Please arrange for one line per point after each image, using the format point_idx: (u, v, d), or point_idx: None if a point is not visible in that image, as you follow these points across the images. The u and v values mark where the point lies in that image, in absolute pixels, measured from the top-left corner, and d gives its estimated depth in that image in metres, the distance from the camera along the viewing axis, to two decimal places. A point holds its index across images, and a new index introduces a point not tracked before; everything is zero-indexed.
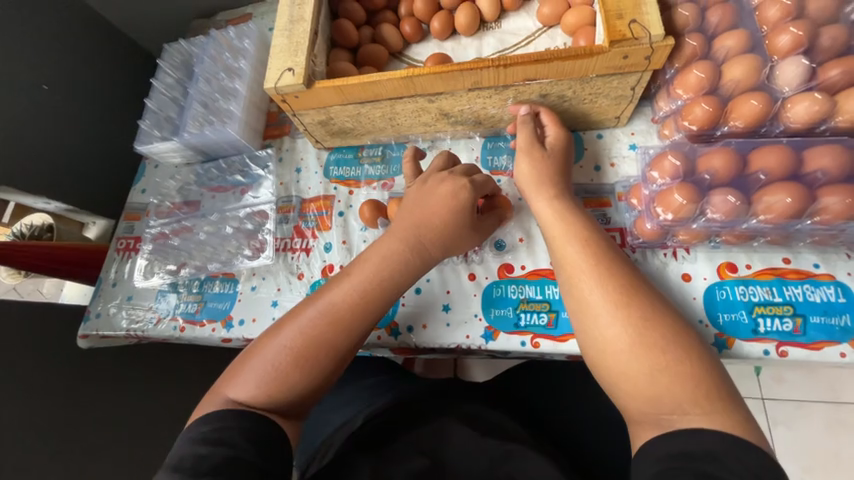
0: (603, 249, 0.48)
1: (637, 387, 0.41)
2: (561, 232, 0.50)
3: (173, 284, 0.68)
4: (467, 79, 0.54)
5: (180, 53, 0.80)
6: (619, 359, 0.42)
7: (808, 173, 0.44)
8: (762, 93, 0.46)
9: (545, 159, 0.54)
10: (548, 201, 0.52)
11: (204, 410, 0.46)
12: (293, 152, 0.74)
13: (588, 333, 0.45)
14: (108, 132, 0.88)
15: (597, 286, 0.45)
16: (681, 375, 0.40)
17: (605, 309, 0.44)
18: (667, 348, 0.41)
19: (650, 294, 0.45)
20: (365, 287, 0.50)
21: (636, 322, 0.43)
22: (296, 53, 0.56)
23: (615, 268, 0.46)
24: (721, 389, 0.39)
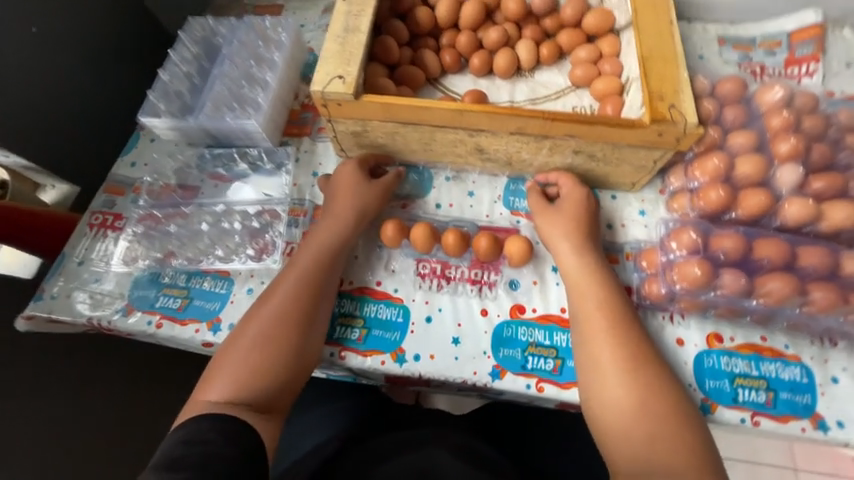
0: (620, 313, 0.52)
1: (632, 449, 0.45)
2: (585, 293, 0.54)
3: (155, 274, 0.61)
4: (513, 123, 0.56)
5: (205, 30, 0.76)
6: (618, 417, 0.47)
7: (802, 266, 0.50)
8: (767, 189, 0.53)
9: (572, 216, 0.58)
10: (573, 254, 0.56)
11: (184, 418, 0.48)
12: (312, 155, 0.71)
13: (598, 393, 0.49)
14: (99, 94, 0.79)
15: (610, 347, 0.50)
16: (670, 443, 0.45)
17: (614, 371, 0.49)
18: (659, 416, 0.46)
19: (654, 364, 0.50)
20: (302, 279, 0.55)
21: (640, 388, 0.48)
22: (348, 62, 0.55)
23: (628, 335, 0.51)
24: (701, 457, 0.45)
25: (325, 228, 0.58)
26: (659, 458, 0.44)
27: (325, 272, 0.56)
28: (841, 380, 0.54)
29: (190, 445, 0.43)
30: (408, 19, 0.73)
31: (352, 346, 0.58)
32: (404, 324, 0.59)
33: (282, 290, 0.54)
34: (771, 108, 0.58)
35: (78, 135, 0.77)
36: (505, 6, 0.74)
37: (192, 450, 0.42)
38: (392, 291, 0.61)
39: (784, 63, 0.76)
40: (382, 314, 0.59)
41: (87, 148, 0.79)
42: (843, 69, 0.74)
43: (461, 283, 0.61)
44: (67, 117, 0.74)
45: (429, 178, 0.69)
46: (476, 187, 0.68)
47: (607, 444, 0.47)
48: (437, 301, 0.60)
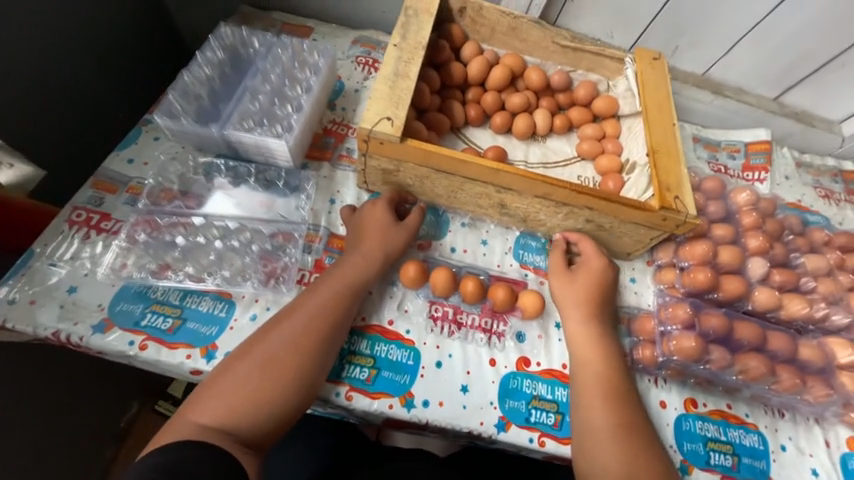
0: (619, 381, 0.56)
1: None
2: (587, 360, 0.57)
3: (144, 288, 0.55)
4: (541, 189, 0.61)
5: (235, 38, 0.74)
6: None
7: (771, 348, 0.58)
8: (741, 277, 0.62)
9: (587, 285, 0.62)
10: (581, 321, 0.60)
11: (165, 439, 0.43)
12: (331, 182, 0.70)
13: (587, 454, 0.51)
14: (95, 76, 0.72)
15: (606, 411, 0.53)
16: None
17: (610, 434, 0.51)
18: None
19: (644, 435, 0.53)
20: (320, 311, 0.53)
21: (631, 457, 0.50)
22: (397, 105, 0.58)
23: (627, 403, 0.54)
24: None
25: (349, 266, 0.57)
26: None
27: (346, 305, 0.55)
28: (788, 447, 0.60)
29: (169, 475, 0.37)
30: (442, 70, 0.78)
31: (359, 387, 0.55)
32: (414, 368, 0.58)
33: (297, 316, 0.52)
34: (743, 208, 0.69)
35: (62, 117, 0.69)
36: (528, 76, 0.81)
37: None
38: (404, 332, 0.60)
39: (741, 168, 0.91)
40: (393, 356, 0.58)
41: (68, 132, 0.70)
42: (783, 181, 0.91)
43: (472, 330, 0.62)
44: (54, 95, 0.66)
45: (447, 220, 0.70)
46: (489, 236, 0.71)
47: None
48: (448, 347, 0.60)
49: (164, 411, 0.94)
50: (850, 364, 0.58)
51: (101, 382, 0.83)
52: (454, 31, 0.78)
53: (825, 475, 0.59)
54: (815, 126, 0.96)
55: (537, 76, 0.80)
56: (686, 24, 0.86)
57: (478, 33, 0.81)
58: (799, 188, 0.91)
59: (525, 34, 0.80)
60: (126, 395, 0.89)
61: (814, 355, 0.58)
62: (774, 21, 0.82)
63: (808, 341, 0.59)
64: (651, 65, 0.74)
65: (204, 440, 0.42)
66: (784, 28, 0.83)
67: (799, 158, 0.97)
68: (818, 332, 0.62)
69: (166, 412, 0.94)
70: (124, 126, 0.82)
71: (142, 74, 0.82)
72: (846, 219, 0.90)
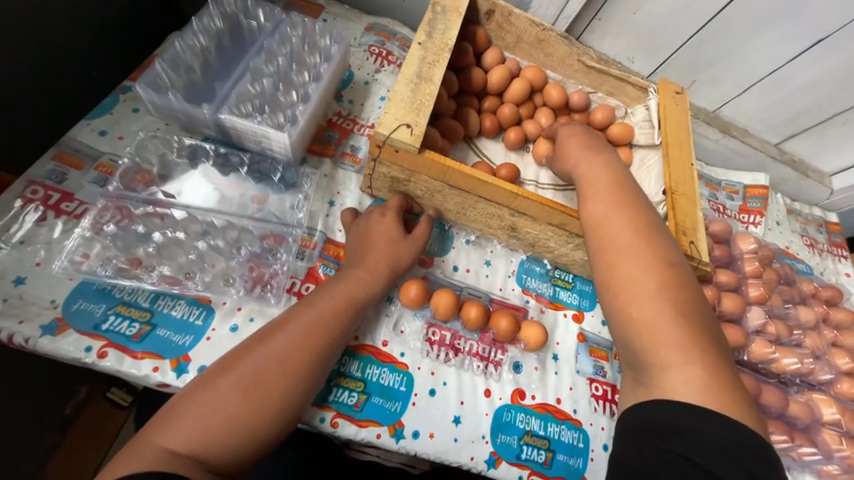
0: (637, 201, 0.50)
1: (650, 333, 0.40)
2: (597, 184, 0.52)
3: (109, 286, 0.48)
4: (557, 218, 0.58)
5: (237, 6, 0.65)
6: (631, 294, 0.42)
7: (764, 404, 0.58)
8: (738, 326, 0.62)
9: (584, 131, 0.61)
10: (596, 154, 0.57)
11: (122, 469, 0.36)
12: (332, 181, 0.64)
13: (611, 267, 0.45)
14: (85, 30, 0.63)
15: (631, 233, 0.46)
16: (677, 316, 0.40)
17: (631, 253, 0.44)
18: (661, 290, 0.41)
19: (669, 247, 0.46)
20: (312, 332, 0.47)
21: (656, 253, 0.44)
22: (418, 111, 0.53)
23: (648, 217, 0.48)
24: (709, 344, 0.39)
25: (347, 282, 0.52)
26: (659, 349, 0.39)
27: (350, 323, 0.50)
28: None
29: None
30: (462, 74, 0.73)
31: (346, 413, 0.51)
32: (406, 394, 0.54)
33: (286, 335, 0.46)
34: (746, 255, 0.69)
35: (35, 70, 0.59)
36: (547, 93, 0.77)
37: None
38: (398, 355, 0.56)
39: (738, 209, 0.92)
40: (385, 380, 0.54)
41: (40, 89, 0.60)
42: (776, 226, 0.93)
43: (468, 357, 0.59)
44: (32, 50, 0.57)
45: (451, 236, 0.66)
46: (493, 257, 0.67)
47: (636, 335, 0.41)
48: (443, 374, 0.57)
49: (117, 400, 0.79)
50: (831, 422, 0.59)
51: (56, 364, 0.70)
52: (478, 34, 0.74)
53: None
54: (809, 177, 0.99)
55: (555, 94, 0.76)
56: (707, 62, 0.85)
57: (503, 39, 0.77)
58: (788, 234, 0.94)
59: (551, 48, 0.76)
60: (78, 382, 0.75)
61: (801, 411, 0.59)
62: (788, 71, 0.83)
63: (796, 397, 0.60)
64: (673, 99, 0.73)
65: (169, 471, 0.37)
66: (799, 79, 0.84)
67: (790, 205, 0.99)
68: (803, 386, 0.64)
69: (119, 401, 0.79)
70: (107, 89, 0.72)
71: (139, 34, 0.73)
72: (827, 269, 0.93)
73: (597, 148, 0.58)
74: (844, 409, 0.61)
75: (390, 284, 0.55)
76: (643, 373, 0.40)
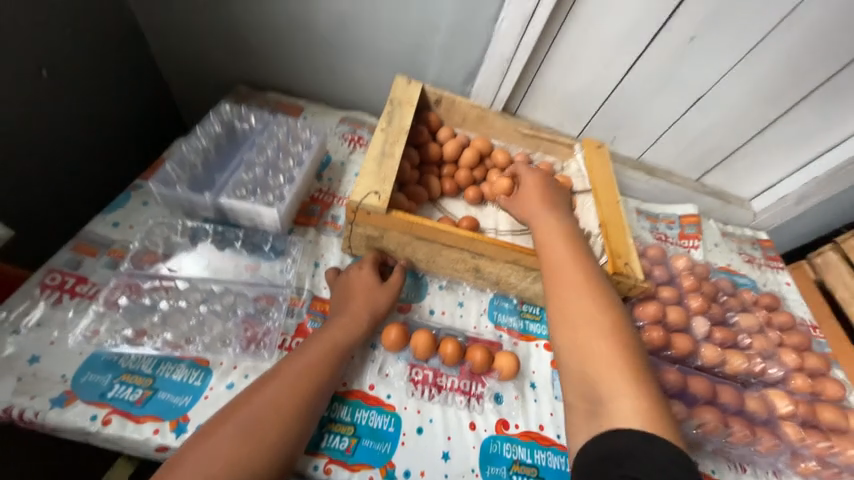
0: (581, 258, 0.62)
1: (600, 369, 0.48)
2: (551, 242, 0.65)
3: (116, 356, 0.53)
4: (510, 255, 0.68)
5: (233, 115, 0.81)
6: (582, 338, 0.51)
7: (722, 402, 0.64)
8: (687, 334, 0.71)
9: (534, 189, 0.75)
10: (544, 214, 0.70)
11: None
12: (316, 246, 0.73)
13: (566, 316, 0.54)
14: (75, 133, 0.76)
15: (575, 287, 0.57)
16: (619, 354, 0.49)
17: (580, 302, 0.55)
18: (604, 333, 0.51)
19: (608, 295, 0.56)
20: (302, 380, 0.52)
21: (599, 303, 0.55)
22: (383, 181, 0.65)
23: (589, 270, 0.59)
24: (648, 381, 0.47)
25: (333, 328, 0.59)
26: (607, 383, 0.47)
27: (337, 368, 0.56)
28: None
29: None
30: (421, 150, 0.89)
31: (339, 458, 0.54)
32: (395, 435, 0.58)
33: (278, 382, 0.51)
34: (682, 272, 0.80)
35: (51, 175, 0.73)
36: (495, 157, 0.93)
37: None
38: (385, 397, 0.61)
39: (679, 236, 1.05)
40: (373, 423, 0.58)
41: (55, 190, 0.74)
42: (714, 247, 1.06)
43: (451, 392, 0.64)
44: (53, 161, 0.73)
45: (425, 284, 0.75)
46: (465, 298, 0.75)
47: (588, 372, 0.49)
48: (428, 411, 0.61)
49: None
50: (789, 415, 0.65)
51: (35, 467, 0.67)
52: (431, 117, 0.91)
53: None
54: (732, 203, 1.15)
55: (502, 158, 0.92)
56: (621, 121, 1.05)
57: (453, 119, 0.94)
58: (727, 253, 1.06)
59: (491, 123, 0.94)
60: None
61: (759, 406, 0.65)
62: (685, 122, 1.03)
63: (751, 394, 0.66)
64: (596, 153, 0.89)
65: None
66: (696, 127, 1.04)
67: (724, 229, 1.13)
68: (759, 384, 0.70)
69: None
70: (96, 181, 0.84)
71: (123, 131, 0.88)
72: (769, 281, 1.03)
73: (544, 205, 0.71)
74: (798, 401, 0.67)
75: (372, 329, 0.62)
76: (595, 401, 0.46)
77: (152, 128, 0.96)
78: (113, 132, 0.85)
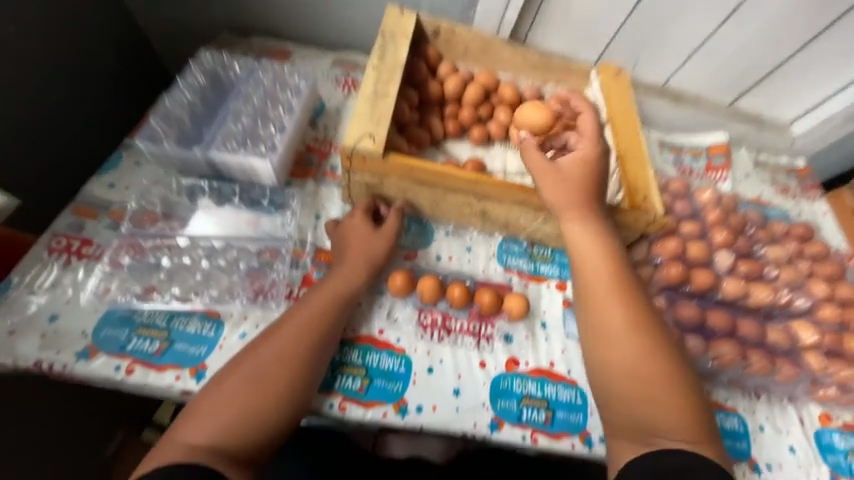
0: (628, 292, 0.54)
1: (656, 415, 0.47)
2: (595, 278, 0.55)
3: (130, 312, 0.55)
4: (518, 196, 0.64)
5: (215, 64, 0.76)
6: (634, 386, 0.49)
7: (742, 335, 0.63)
8: (710, 269, 0.67)
9: (577, 178, 0.59)
10: (580, 225, 0.58)
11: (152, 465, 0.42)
12: (316, 197, 0.71)
13: (611, 363, 0.51)
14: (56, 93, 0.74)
15: (626, 342, 0.51)
16: (672, 396, 0.48)
17: (622, 341, 0.51)
18: (654, 380, 0.49)
19: (651, 324, 0.52)
20: (310, 329, 0.53)
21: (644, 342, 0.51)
22: (377, 122, 0.61)
23: (638, 310, 0.53)
24: (698, 417, 0.48)
25: (335, 278, 0.58)
26: (665, 427, 0.46)
27: (342, 314, 0.56)
28: (765, 427, 0.60)
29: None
30: (420, 88, 0.82)
31: (352, 397, 0.56)
32: (406, 375, 0.59)
33: (285, 332, 0.52)
34: (707, 204, 0.74)
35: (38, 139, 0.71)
36: (502, 92, 0.84)
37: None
38: (394, 340, 0.61)
39: (705, 168, 0.96)
40: (384, 364, 0.59)
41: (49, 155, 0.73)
42: (744, 178, 0.98)
43: (461, 335, 0.64)
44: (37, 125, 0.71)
45: (431, 231, 0.72)
46: (473, 243, 0.73)
47: (641, 417, 0.48)
48: (438, 353, 0.61)
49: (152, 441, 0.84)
50: (814, 345, 0.63)
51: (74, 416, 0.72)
52: (428, 51, 0.83)
53: (803, 453, 0.59)
54: (769, 128, 1.04)
55: (532, 112, 0.73)
56: (644, 40, 0.93)
57: (453, 51, 0.85)
58: (758, 184, 0.98)
59: (496, 53, 0.85)
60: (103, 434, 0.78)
61: (781, 338, 0.63)
62: (720, 36, 0.90)
63: (774, 326, 0.65)
64: (615, 79, 0.80)
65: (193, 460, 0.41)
66: (733, 41, 0.91)
67: (757, 158, 1.03)
68: (784, 316, 0.67)
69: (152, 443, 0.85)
70: (90, 144, 0.82)
71: (108, 90, 0.84)
72: (803, 211, 0.95)
73: (582, 213, 0.59)
74: (825, 332, 0.64)
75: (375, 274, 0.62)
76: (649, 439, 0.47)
77: (138, 85, 0.91)
78: (98, 91, 0.81)
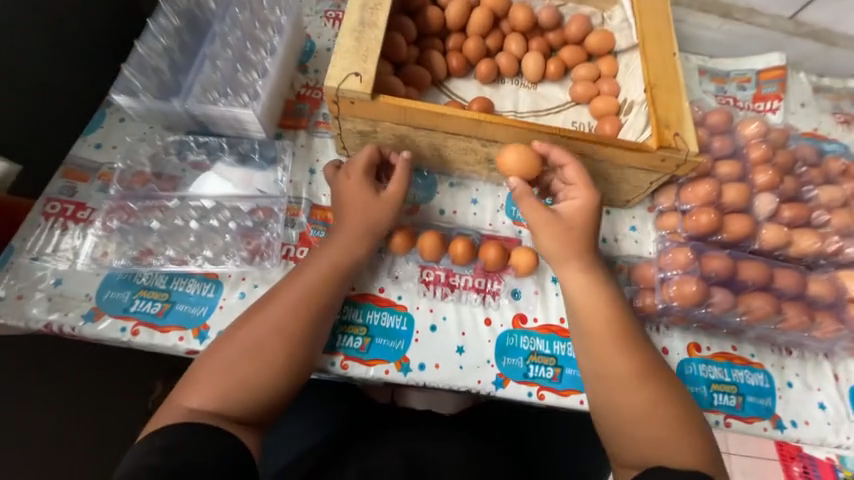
0: (631, 340, 0.52)
1: (659, 442, 0.46)
2: (600, 331, 0.52)
3: (129, 275, 0.55)
4: (528, 138, 0.57)
5: (188, 3, 0.68)
6: (634, 416, 0.48)
7: (777, 287, 0.58)
8: (748, 216, 0.60)
9: (579, 224, 0.56)
10: (581, 274, 0.55)
11: (160, 425, 0.43)
12: (309, 150, 0.66)
13: (608, 398, 0.50)
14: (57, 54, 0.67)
15: (631, 391, 0.49)
16: (673, 420, 0.47)
17: (619, 375, 0.50)
18: (654, 409, 0.48)
19: (645, 355, 0.51)
20: (307, 292, 0.51)
21: (639, 374, 0.50)
22: (365, 59, 0.54)
23: (642, 358, 0.51)
24: (699, 438, 0.47)
25: (331, 249, 0.55)
26: (666, 450, 0.46)
27: (340, 276, 0.54)
28: (794, 384, 0.58)
29: (167, 457, 0.39)
30: (418, 18, 0.71)
31: (354, 355, 0.56)
32: (408, 333, 0.58)
33: (282, 299, 0.51)
34: (752, 141, 0.64)
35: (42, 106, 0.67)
36: (513, 16, 0.73)
37: (173, 460, 0.39)
38: (396, 298, 0.59)
39: (753, 98, 0.83)
40: (386, 322, 0.58)
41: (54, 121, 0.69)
42: (799, 108, 0.84)
43: (465, 291, 0.61)
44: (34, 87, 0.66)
45: (434, 183, 0.67)
46: (479, 195, 0.67)
47: (643, 442, 0.47)
48: (442, 310, 0.59)
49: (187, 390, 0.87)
50: None
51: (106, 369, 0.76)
52: None
53: (833, 408, 0.57)
54: (836, 45, 0.88)
55: (513, 155, 0.57)
56: None
57: None
58: (815, 115, 0.84)
59: None
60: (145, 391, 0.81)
61: (824, 289, 0.58)
62: None
63: (818, 277, 0.59)
64: None
65: (197, 422, 0.43)
66: None
67: (818, 82, 0.87)
68: (829, 266, 0.61)
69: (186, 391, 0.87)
70: None
71: None
72: None
73: (583, 263, 0.55)
74: None
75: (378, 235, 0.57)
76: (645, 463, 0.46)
77: None
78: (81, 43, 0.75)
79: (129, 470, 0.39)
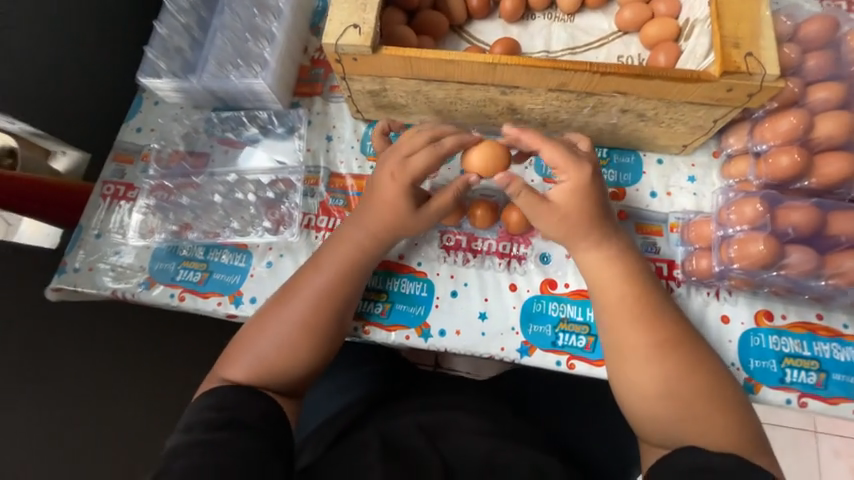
0: (662, 309, 0.46)
1: (697, 421, 0.42)
2: (615, 304, 0.47)
3: (173, 246, 0.60)
4: (554, 79, 0.49)
5: None
6: (670, 393, 0.43)
7: None
8: (847, 155, 0.49)
9: (576, 211, 0.48)
10: (595, 251, 0.49)
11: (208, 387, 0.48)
12: (325, 117, 0.65)
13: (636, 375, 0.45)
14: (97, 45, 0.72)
15: (656, 362, 0.44)
16: (712, 398, 0.43)
17: (652, 349, 0.45)
18: (690, 385, 0.43)
19: (678, 327, 0.46)
20: (326, 259, 0.52)
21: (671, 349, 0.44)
22: (364, 8, 0.50)
23: (667, 327, 0.45)
24: (741, 419, 0.43)
25: (351, 226, 0.53)
26: (705, 430, 0.42)
27: (364, 252, 0.52)
28: None
29: (219, 412, 0.44)
30: None
31: (375, 320, 0.56)
32: (428, 299, 0.57)
33: (305, 271, 0.52)
34: None
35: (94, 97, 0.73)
36: None
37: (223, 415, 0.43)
38: (415, 265, 0.58)
39: None
40: (406, 289, 0.57)
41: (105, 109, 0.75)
42: None
43: (488, 256, 0.58)
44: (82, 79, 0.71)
45: None
46: None
47: (679, 419, 0.43)
48: (463, 276, 0.57)
49: None
50: None
51: (175, 334, 0.80)
52: None
53: None
54: None
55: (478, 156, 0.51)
56: None
57: None
58: None
59: None
60: (205, 360, 0.81)
61: None
62: None
63: None
64: None
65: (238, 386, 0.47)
66: None
67: None
68: None
69: None
70: None
71: None
72: None
73: (595, 237, 0.48)
74: None
75: (404, 221, 0.53)
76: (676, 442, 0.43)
77: None
78: None
79: (187, 422, 0.43)
